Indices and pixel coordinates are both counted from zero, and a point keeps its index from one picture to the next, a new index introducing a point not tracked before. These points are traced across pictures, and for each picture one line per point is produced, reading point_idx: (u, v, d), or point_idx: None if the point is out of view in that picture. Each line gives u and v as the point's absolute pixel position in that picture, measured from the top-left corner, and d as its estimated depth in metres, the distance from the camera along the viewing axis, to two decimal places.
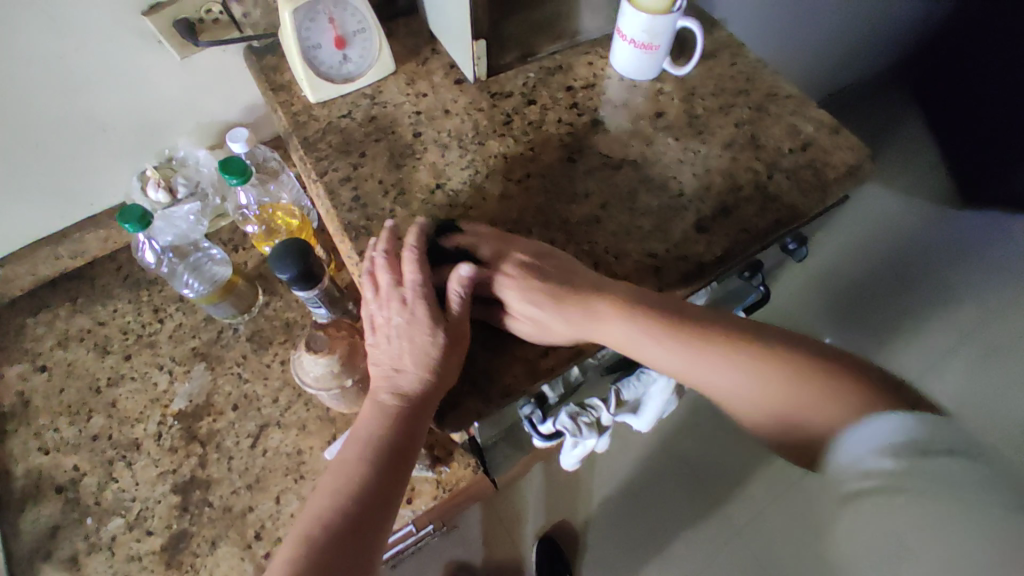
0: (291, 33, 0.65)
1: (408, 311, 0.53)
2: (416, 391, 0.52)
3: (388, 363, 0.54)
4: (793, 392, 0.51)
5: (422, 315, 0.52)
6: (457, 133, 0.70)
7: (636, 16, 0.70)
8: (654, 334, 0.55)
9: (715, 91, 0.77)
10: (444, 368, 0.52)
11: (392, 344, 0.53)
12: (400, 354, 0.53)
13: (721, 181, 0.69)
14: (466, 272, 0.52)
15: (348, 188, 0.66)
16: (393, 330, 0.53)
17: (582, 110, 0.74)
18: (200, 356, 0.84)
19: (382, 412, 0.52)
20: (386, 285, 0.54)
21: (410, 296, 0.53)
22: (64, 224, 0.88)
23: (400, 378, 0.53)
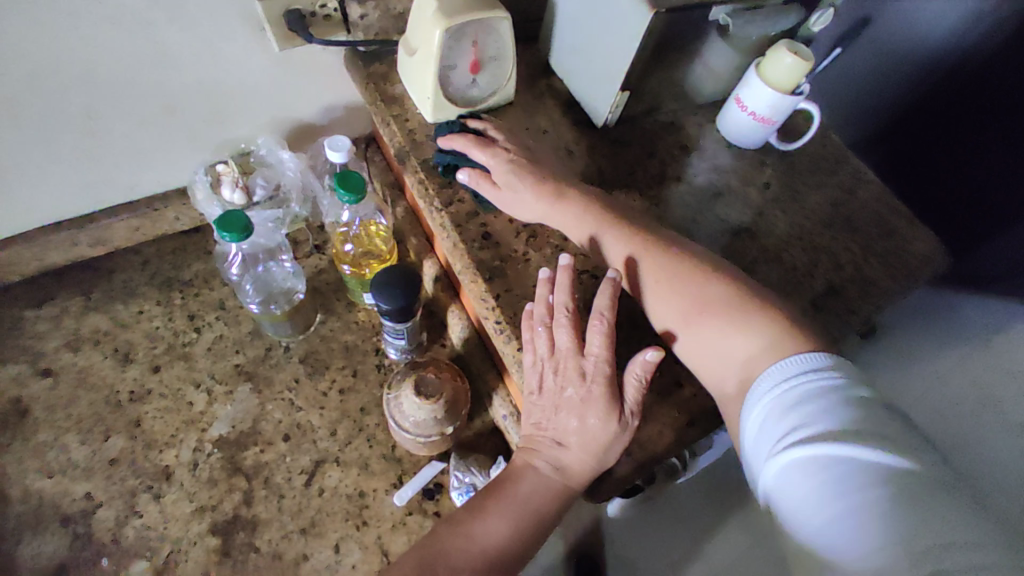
0: (434, 49, 0.61)
1: (584, 387, 0.48)
2: (573, 471, 0.50)
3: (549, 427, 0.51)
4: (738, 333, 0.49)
5: (598, 398, 0.47)
6: (582, 178, 0.69)
7: (765, 90, 0.71)
8: (680, 288, 0.53)
9: (812, 169, 0.80)
10: (607, 457, 0.49)
11: (559, 414, 0.50)
12: (564, 425, 0.50)
13: (827, 260, 0.71)
14: (650, 357, 0.47)
15: (477, 223, 0.61)
16: (563, 400, 0.49)
17: (695, 170, 0.74)
18: (245, 376, 0.75)
19: (539, 481, 0.51)
20: (563, 346, 0.49)
21: (590, 370, 0.47)
22: (88, 211, 0.76)
23: (563, 453, 0.50)
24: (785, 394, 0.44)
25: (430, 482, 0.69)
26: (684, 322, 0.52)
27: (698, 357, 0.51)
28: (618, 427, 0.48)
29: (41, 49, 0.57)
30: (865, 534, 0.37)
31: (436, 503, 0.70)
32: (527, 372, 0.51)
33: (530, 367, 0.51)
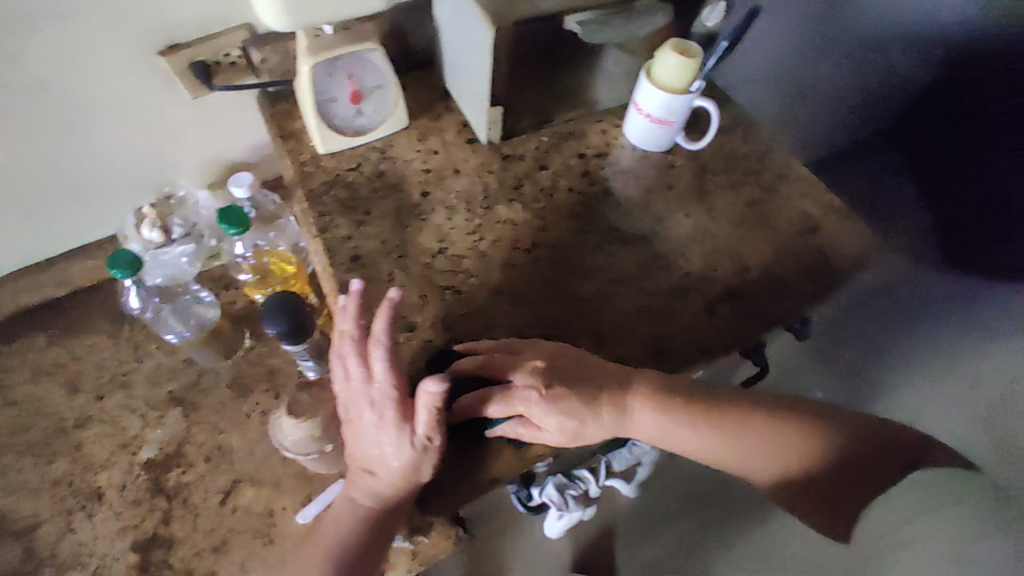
0: (306, 85, 0.64)
1: (378, 412, 0.50)
2: (389, 492, 0.52)
3: (360, 454, 0.53)
4: (758, 446, 0.62)
5: (391, 421, 0.50)
6: (466, 195, 0.69)
7: (654, 92, 0.69)
8: (694, 424, 0.59)
9: (728, 168, 0.77)
10: (416, 476, 0.51)
11: (366, 442, 0.52)
12: (372, 454, 0.51)
13: (729, 263, 0.67)
14: (434, 388, 0.47)
15: (348, 248, 0.64)
16: (365, 427, 0.51)
17: (592, 178, 0.73)
18: (176, 401, 0.80)
19: (357, 508, 0.52)
20: (356, 379, 0.51)
21: (379, 398, 0.50)
22: (48, 256, 0.88)
23: (375, 479, 0.52)
24: None
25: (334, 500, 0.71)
26: (709, 430, 0.59)
27: (735, 458, 0.62)
28: (415, 448, 0.49)
29: None
30: None
31: None
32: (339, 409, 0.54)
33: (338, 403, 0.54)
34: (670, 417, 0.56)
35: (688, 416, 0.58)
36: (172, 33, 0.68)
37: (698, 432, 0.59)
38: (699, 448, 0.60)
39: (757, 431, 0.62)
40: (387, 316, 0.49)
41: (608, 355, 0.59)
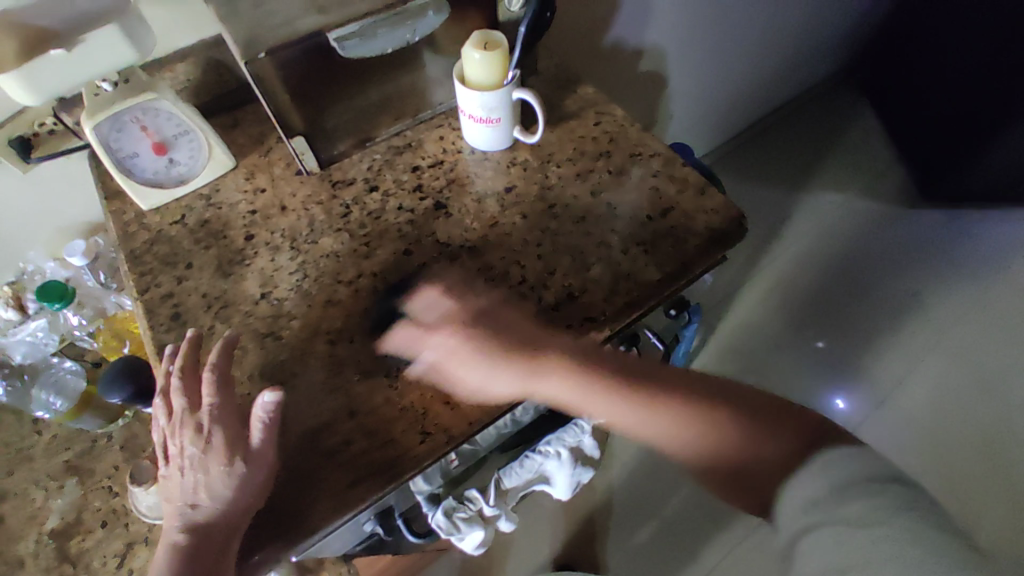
0: (97, 146, 0.63)
1: (204, 438, 0.51)
2: (204, 525, 0.50)
3: (178, 494, 0.51)
4: (684, 429, 0.58)
5: (217, 444, 0.51)
6: (291, 233, 0.67)
7: (465, 93, 0.66)
8: (597, 400, 0.59)
9: (575, 157, 0.73)
10: (240, 501, 0.50)
11: (187, 474, 0.51)
12: (193, 487, 0.51)
13: (569, 261, 0.64)
14: (271, 400, 0.52)
15: (169, 306, 0.62)
16: (184, 461, 0.51)
17: (426, 192, 0.69)
18: (73, 470, 0.81)
19: (177, 550, 0.50)
20: (179, 411, 0.53)
21: (205, 421, 0.52)
22: None
23: (195, 514, 0.50)
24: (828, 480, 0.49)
25: None
26: (585, 400, 0.59)
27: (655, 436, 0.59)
28: (241, 469, 0.50)
29: None
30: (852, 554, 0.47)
31: None
32: (159, 451, 0.54)
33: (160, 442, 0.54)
34: (580, 381, 0.58)
35: (591, 398, 0.59)
36: None
37: (627, 413, 0.60)
38: (659, 433, 0.59)
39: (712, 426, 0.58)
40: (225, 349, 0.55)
41: (431, 384, 0.56)
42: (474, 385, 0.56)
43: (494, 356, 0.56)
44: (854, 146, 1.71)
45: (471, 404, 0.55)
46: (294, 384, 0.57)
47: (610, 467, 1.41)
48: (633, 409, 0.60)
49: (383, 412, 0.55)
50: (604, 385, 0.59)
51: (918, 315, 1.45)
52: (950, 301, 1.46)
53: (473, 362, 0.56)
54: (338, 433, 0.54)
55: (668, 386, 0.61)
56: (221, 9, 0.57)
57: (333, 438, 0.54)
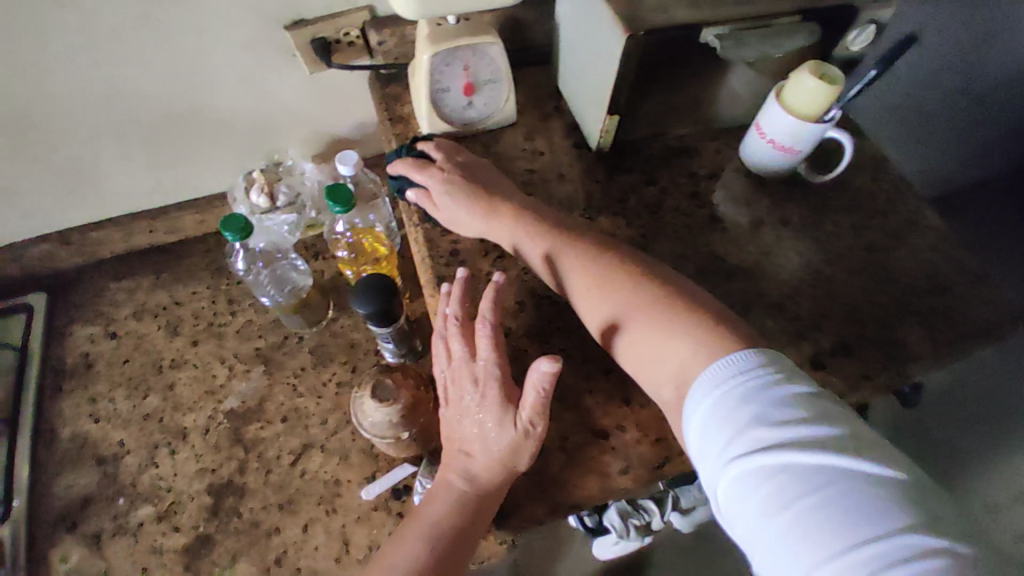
0: (424, 73, 0.65)
1: (482, 389, 0.51)
2: (478, 475, 0.50)
3: (459, 438, 0.53)
4: (654, 339, 0.48)
5: (492, 399, 0.50)
6: (569, 203, 0.68)
7: (783, 118, 0.65)
8: (603, 295, 0.52)
9: (850, 207, 0.71)
10: (509, 465, 0.50)
11: (464, 420, 0.52)
12: (469, 434, 0.52)
13: (842, 311, 0.63)
14: (547, 368, 0.46)
15: (447, 240, 0.64)
16: (465, 409, 0.52)
17: (701, 201, 0.69)
18: (261, 359, 0.84)
19: (452, 495, 0.50)
20: (458, 354, 0.53)
21: (482, 374, 0.51)
22: (144, 207, 0.90)
23: (469, 463, 0.51)
24: (731, 395, 0.41)
25: (398, 483, 0.72)
26: (620, 322, 0.51)
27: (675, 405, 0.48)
28: (513, 429, 0.49)
29: (115, 71, 0.70)
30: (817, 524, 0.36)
31: (402, 503, 0.71)
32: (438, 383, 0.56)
33: (441, 376, 0.55)
34: (580, 258, 0.55)
35: (553, 243, 0.57)
36: (298, 9, 0.70)
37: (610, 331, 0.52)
38: (652, 353, 0.48)
39: (648, 297, 0.50)
40: (494, 295, 0.52)
41: None
42: None
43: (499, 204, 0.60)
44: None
45: None
46: (565, 352, 0.58)
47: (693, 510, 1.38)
48: (597, 302, 0.53)
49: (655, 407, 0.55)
50: (612, 278, 0.53)
51: None
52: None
53: (456, 192, 0.60)
54: (603, 416, 0.55)
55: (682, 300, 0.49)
56: None
57: (598, 419, 0.55)
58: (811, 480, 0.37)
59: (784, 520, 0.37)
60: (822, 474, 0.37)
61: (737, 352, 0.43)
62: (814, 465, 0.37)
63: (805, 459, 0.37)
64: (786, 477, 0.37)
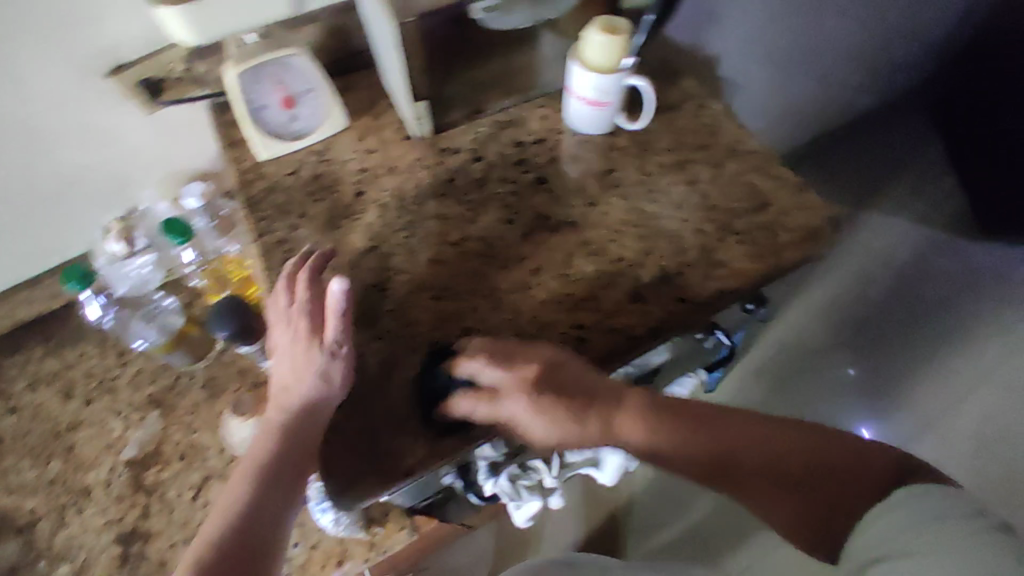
0: (234, 94, 0.67)
1: (294, 329, 0.57)
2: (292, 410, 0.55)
3: (275, 386, 0.57)
4: (749, 444, 0.56)
5: (302, 334, 0.56)
6: (398, 193, 0.70)
7: (583, 75, 0.68)
8: (680, 427, 0.57)
9: (673, 147, 0.74)
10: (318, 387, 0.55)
11: (279, 361, 0.57)
12: (285, 371, 0.56)
13: (666, 245, 0.66)
14: (338, 288, 0.54)
15: (283, 250, 0.66)
16: (280, 352, 0.57)
17: (528, 167, 0.72)
18: (155, 403, 0.85)
19: (276, 424, 0.55)
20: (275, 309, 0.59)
21: (294, 317, 0.57)
22: (19, 279, 0.90)
23: (287, 395, 0.56)
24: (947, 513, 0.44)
25: None
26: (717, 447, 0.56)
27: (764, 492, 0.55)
28: (324, 355, 0.55)
29: None
30: None
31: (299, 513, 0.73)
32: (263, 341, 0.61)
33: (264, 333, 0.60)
34: (644, 419, 0.56)
35: (650, 416, 0.56)
36: (115, 54, 0.71)
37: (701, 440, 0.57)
38: (743, 457, 0.56)
39: (762, 432, 0.56)
40: (312, 259, 0.59)
41: None
42: (569, 353, 0.59)
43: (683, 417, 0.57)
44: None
45: None
46: (398, 333, 0.60)
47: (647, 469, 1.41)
48: (675, 426, 0.56)
49: None
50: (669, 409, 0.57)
51: None
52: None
53: (475, 357, 0.54)
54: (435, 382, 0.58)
55: (805, 462, 0.54)
56: None
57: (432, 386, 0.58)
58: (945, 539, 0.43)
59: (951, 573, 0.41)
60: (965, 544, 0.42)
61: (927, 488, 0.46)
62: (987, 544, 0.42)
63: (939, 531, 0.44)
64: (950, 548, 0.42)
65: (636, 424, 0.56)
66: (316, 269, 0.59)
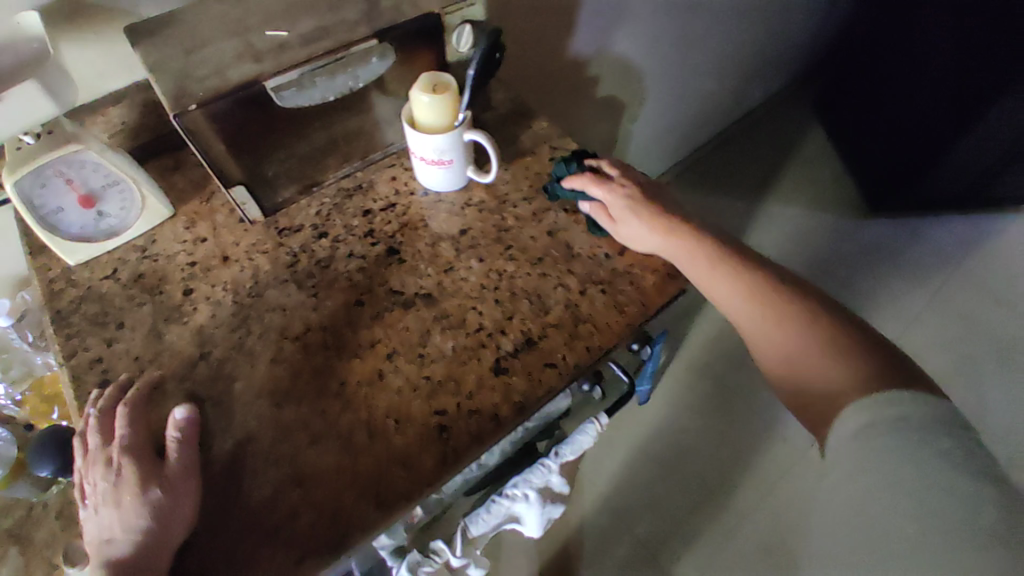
0: (19, 202, 0.58)
1: (113, 469, 0.50)
2: (118, 564, 0.47)
3: (95, 542, 0.49)
4: (717, 283, 0.63)
5: (129, 473, 0.49)
6: (234, 285, 0.63)
7: (416, 136, 0.63)
8: (690, 262, 0.63)
9: (530, 196, 0.71)
10: (154, 533, 0.48)
11: (100, 510, 0.49)
12: (108, 521, 0.49)
13: (528, 306, 0.62)
14: (182, 416, 0.53)
15: (98, 370, 0.58)
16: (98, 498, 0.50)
17: (377, 237, 0.67)
18: (8, 540, 0.74)
19: None
20: (92, 448, 0.52)
21: (116, 454, 0.51)
22: None
23: (112, 549, 0.48)
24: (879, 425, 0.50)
25: None
26: (746, 295, 0.62)
27: (782, 372, 0.60)
28: (154, 492, 0.49)
29: None
30: (894, 538, 0.47)
31: None
32: (78, 487, 0.52)
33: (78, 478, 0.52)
34: (658, 217, 0.64)
35: (691, 259, 0.63)
36: None
37: (715, 287, 0.63)
38: (810, 374, 0.58)
39: (730, 283, 0.62)
40: (138, 389, 0.55)
41: (383, 446, 0.53)
42: (428, 447, 0.54)
43: (715, 255, 0.63)
44: (800, 173, 1.86)
45: (426, 466, 0.52)
46: (234, 451, 0.54)
47: (589, 489, 1.40)
48: (695, 265, 0.63)
49: (333, 479, 0.52)
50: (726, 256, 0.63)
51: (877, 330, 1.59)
52: (895, 306, 1.62)
53: (615, 199, 0.65)
54: (283, 506, 0.51)
55: (806, 316, 0.60)
56: (150, 58, 0.55)
57: (278, 511, 0.51)
58: (879, 493, 0.49)
59: (890, 515, 0.48)
60: (881, 491, 0.49)
61: (865, 397, 0.53)
62: (883, 482, 0.49)
63: (875, 489, 0.49)
64: (883, 487, 0.49)
65: (599, 185, 0.65)
66: (141, 400, 0.55)
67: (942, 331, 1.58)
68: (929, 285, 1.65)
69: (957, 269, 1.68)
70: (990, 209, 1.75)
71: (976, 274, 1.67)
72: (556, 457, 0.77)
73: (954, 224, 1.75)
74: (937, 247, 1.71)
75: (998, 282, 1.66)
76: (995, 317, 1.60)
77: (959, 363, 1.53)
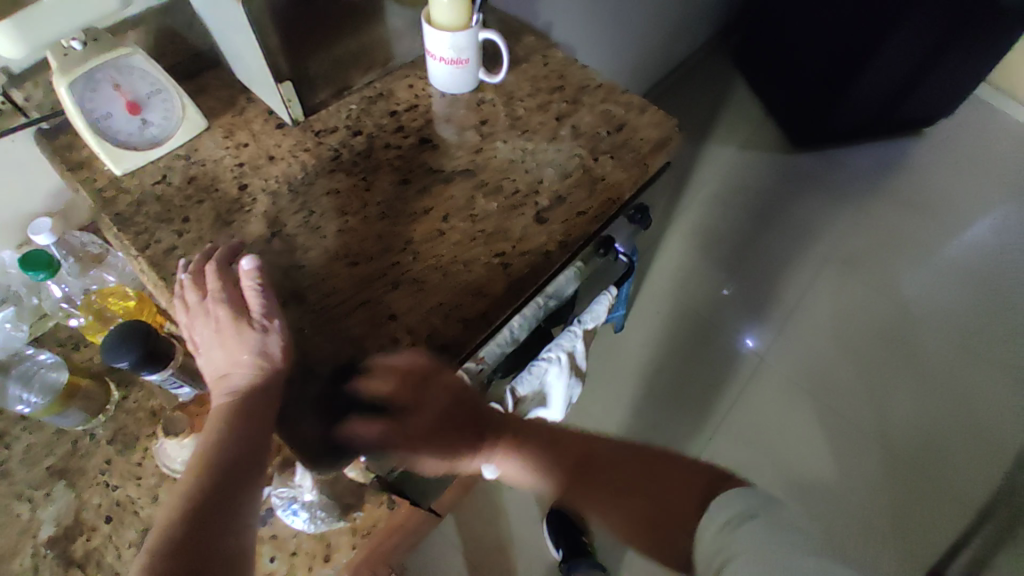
0: (71, 107, 0.61)
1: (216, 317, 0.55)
2: (235, 393, 0.53)
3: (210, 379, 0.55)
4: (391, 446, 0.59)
5: (229, 318, 0.54)
6: (286, 178, 0.69)
7: (438, 35, 0.72)
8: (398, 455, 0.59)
9: (533, 93, 0.82)
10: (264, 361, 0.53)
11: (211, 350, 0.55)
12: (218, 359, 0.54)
13: (551, 172, 0.73)
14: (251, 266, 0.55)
15: (176, 257, 0.62)
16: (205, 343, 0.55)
17: (407, 131, 0.75)
18: (60, 473, 0.74)
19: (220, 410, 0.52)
20: (191, 301, 0.56)
21: (212, 305, 0.55)
22: None
23: (229, 380, 0.53)
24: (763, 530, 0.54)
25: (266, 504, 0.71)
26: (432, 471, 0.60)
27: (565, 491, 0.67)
28: (253, 331, 0.54)
29: None
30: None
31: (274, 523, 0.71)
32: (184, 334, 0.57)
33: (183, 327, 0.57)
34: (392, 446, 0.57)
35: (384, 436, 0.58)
36: None
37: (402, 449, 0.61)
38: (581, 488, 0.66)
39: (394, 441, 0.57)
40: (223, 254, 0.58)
41: (455, 282, 0.62)
42: (496, 279, 0.63)
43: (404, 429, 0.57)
44: (726, 119, 2.10)
45: (496, 291, 0.62)
46: (323, 304, 0.60)
47: None
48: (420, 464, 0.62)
49: (418, 312, 0.60)
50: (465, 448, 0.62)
51: (805, 244, 1.84)
52: (818, 222, 1.88)
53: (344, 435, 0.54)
54: (381, 337, 0.59)
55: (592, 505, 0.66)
56: None
57: (378, 343, 0.59)
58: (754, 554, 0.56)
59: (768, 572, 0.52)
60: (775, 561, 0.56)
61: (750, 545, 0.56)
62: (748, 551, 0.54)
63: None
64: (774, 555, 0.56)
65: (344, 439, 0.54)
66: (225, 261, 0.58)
67: (858, 239, 1.85)
68: (842, 201, 1.93)
69: (861, 186, 1.97)
70: (879, 136, 2.07)
71: (877, 189, 1.96)
72: (579, 324, 0.90)
73: (853, 150, 2.05)
74: (843, 170, 2.00)
75: (896, 194, 1.96)
76: (898, 223, 1.89)
77: (874, 263, 1.81)
